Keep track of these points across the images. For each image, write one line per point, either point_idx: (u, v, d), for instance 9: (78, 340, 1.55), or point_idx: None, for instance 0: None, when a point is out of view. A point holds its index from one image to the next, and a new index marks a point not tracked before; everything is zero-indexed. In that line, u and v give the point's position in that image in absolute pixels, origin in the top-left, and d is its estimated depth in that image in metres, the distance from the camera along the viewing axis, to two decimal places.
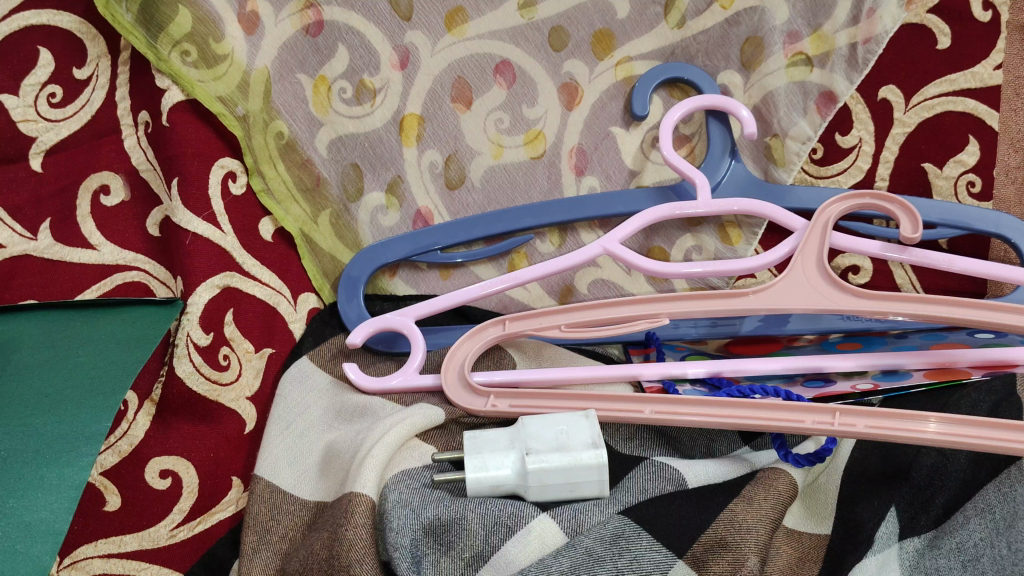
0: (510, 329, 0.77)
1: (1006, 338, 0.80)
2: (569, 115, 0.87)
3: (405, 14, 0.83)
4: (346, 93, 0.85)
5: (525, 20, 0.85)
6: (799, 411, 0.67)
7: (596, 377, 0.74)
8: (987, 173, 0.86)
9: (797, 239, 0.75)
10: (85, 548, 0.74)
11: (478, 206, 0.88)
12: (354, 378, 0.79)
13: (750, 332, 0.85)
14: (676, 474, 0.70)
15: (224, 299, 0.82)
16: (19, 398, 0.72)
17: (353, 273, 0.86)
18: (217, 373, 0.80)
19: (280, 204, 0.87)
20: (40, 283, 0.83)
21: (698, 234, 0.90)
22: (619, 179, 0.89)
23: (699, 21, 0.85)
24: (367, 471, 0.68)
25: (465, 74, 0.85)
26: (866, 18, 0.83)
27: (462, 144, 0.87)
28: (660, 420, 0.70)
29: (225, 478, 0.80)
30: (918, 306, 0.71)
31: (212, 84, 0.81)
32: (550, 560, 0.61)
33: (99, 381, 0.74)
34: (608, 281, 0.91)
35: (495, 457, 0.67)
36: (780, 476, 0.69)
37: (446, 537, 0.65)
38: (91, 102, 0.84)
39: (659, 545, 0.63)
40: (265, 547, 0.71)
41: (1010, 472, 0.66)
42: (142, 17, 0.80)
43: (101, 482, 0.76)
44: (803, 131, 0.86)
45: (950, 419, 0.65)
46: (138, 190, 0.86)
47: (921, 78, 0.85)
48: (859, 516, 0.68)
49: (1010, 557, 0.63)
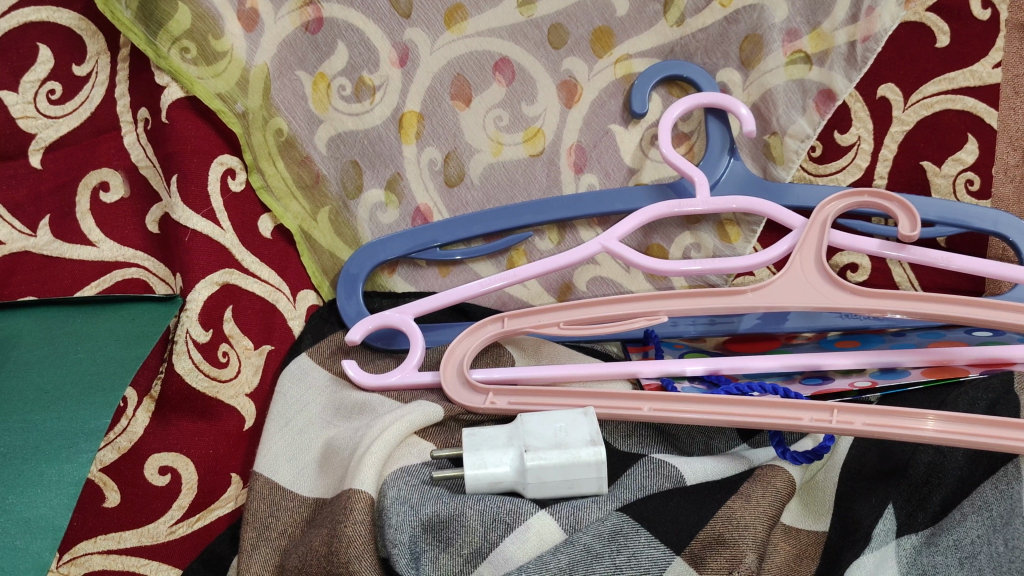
0: (509, 326, 0.77)
1: (1003, 336, 0.81)
2: (569, 113, 0.87)
3: (405, 11, 0.83)
4: (346, 91, 0.85)
5: (525, 18, 0.85)
6: (797, 408, 0.67)
7: (595, 374, 0.75)
8: (986, 171, 0.86)
9: (797, 236, 0.76)
10: (85, 543, 0.74)
11: (478, 203, 0.88)
12: (352, 375, 0.79)
13: (749, 329, 0.85)
14: (674, 470, 0.70)
15: (224, 296, 0.82)
16: (18, 394, 0.73)
17: (352, 270, 0.86)
18: (216, 369, 0.80)
19: (280, 201, 0.87)
20: (40, 280, 0.83)
21: (697, 232, 0.90)
22: (618, 176, 0.89)
23: (698, 19, 0.85)
24: (367, 467, 0.68)
25: (465, 71, 0.85)
26: (865, 16, 0.83)
27: (461, 141, 0.87)
28: (659, 417, 0.70)
29: (225, 474, 0.80)
30: (917, 304, 0.71)
31: (211, 81, 0.81)
32: (549, 557, 0.61)
33: (99, 378, 0.74)
34: (607, 279, 0.91)
35: (495, 454, 0.67)
36: (777, 473, 0.69)
37: (445, 534, 0.65)
38: (90, 99, 0.85)
39: (658, 542, 0.63)
40: (265, 543, 0.71)
41: (1007, 470, 0.66)
42: (141, 14, 0.79)
43: (100, 479, 0.76)
44: (802, 129, 0.86)
45: (948, 417, 0.65)
46: (138, 187, 0.86)
47: (920, 77, 0.86)
48: (855, 513, 0.68)
49: (1007, 555, 0.62)
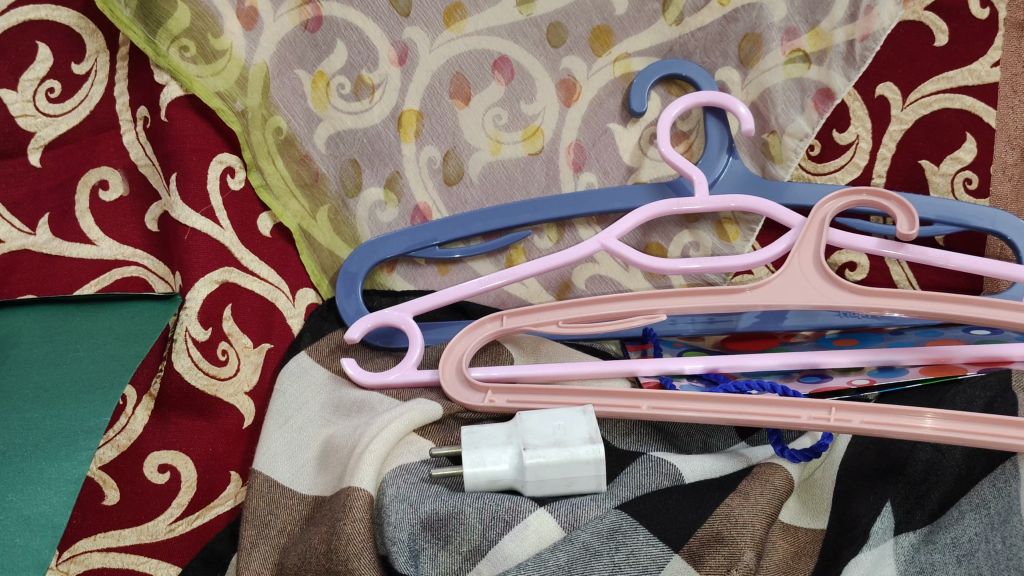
0: (508, 324, 0.77)
1: (1002, 334, 0.81)
2: (568, 111, 0.87)
3: (404, 10, 0.83)
4: (345, 89, 0.85)
5: (524, 16, 0.85)
6: (796, 406, 0.68)
7: (593, 372, 0.75)
8: (984, 170, 0.86)
9: (795, 235, 0.75)
10: (84, 541, 0.75)
11: (477, 201, 0.88)
12: (351, 374, 0.79)
13: (747, 328, 0.85)
14: (673, 469, 0.71)
15: (223, 295, 0.82)
16: (17, 392, 0.73)
17: (351, 269, 0.86)
18: (215, 367, 0.81)
19: (279, 200, 0.87)
20: (39, 279, 0.83)
21: (695, 231, 0.90)
22: (617, 175, 0.89)
23: (697, 18, 0.85)
24: (366, 465, 0.68)
25: (464, 70, 0.86)
26: (863, 15, 0.83)
27: (460, 140, 0.87)
28: (658, 415, 0.69)
29: (224, 472, 0.80)
30: (915, 302, 0.71)
31: (211, 80, 0.81)
32: (548, 555, 0.61)
33: (98, 377, 0.74)
34: (605, 277, 0.91)
35: (493, 452, 0.67)
36: (776, 471, 0.69)
37: (445, 532, 0.65)
38: (90, 98, 0.85)
39: (656, 539, 0.63)
40: (264, 541, 0.71)
41: (1005, 467, 0.66)
42: (140, 12, 0.79)
43: (100, 477, 0.76)
44: (801, 127, 0.86)
45: (946, 415, 0.65)
46: (137, 186, 0.86)
47: (918, 76, 0.86)
48: (854, 510, 0.69)
49: (1005, 552, 0.62)
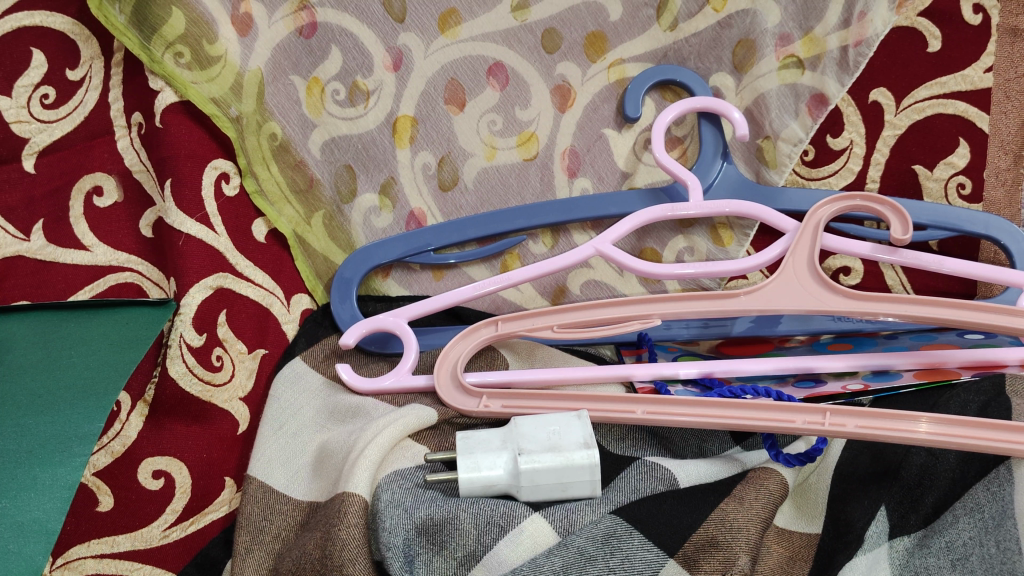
0: (502, 330, 0.77)
1: (995, 338, 0.81)
2: (563, 117, 0.87)
3: (399, 16, 0.84)
4: (340, 95, 0.85)
5: (519, 22, 0.85)
6: (790, 411, 0.68)
7: (587, 377, 0.75)
8: (977, 175, 0.86)
9: (788, 241, 0.76)
10: (78, 547, 0.73)
11: (471, 207, 0.89)
12: (347, 379, 0.79)
13: (742, 332, 0.85)
14: (668, 474, 0.70)
15: (218, 300, 0.82)
16: (12, 398, 0.74)
17: (346, 274, 0.86)
18: (210, 373, 0.80)
19: (274, 205, 0.87)
20: (35, 284, 0.84)
21: (690, 235, 0.90)
22: (612, 180, 0.89)
23: (691, 24, 0.86)
24: (361, 471, 0.68)
25: (459, 75, 0.86)
26: (857, 21, 0.83)
27: (455, 145, 0.87)
28: (653, 420, 0.70)
29: (219, 478, 0.80)
30: (908, 307, 0.71)
31: (206, 85, 0.81)
32: (542, 560, 0.61)
33: (92, 383, 0.76)
34: (601, 282, 0.91)
35: (488, 457, 0.67)
36: (770, 475, 0.69)
37: (439, 537, 0.65)
38: (84, 103, 0.85)
39: (651, 544, 0.63)
40: (259, 546, 0.71)
41: (998, 471, 0.66)
42: (135, 18, 0.79)
43: (94, 483, 0.76)
44: (795, 132, 0.87)
45: (941, 419, 0.66)
46: (132, 191, 0.86)
47: (912, 81, 0.86)
48: (848, 514, 0.68)
49: (999, 556, 0.62)
